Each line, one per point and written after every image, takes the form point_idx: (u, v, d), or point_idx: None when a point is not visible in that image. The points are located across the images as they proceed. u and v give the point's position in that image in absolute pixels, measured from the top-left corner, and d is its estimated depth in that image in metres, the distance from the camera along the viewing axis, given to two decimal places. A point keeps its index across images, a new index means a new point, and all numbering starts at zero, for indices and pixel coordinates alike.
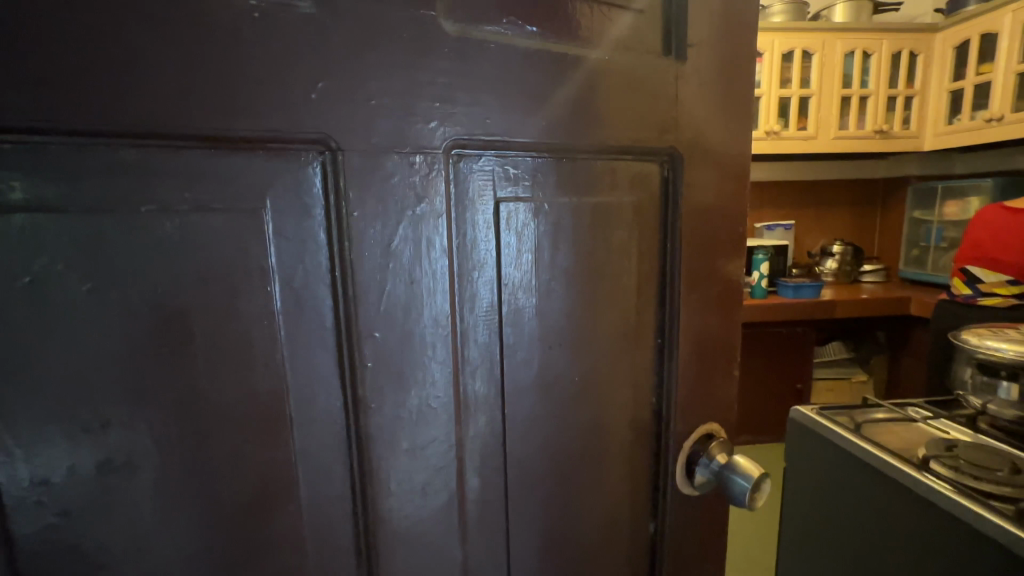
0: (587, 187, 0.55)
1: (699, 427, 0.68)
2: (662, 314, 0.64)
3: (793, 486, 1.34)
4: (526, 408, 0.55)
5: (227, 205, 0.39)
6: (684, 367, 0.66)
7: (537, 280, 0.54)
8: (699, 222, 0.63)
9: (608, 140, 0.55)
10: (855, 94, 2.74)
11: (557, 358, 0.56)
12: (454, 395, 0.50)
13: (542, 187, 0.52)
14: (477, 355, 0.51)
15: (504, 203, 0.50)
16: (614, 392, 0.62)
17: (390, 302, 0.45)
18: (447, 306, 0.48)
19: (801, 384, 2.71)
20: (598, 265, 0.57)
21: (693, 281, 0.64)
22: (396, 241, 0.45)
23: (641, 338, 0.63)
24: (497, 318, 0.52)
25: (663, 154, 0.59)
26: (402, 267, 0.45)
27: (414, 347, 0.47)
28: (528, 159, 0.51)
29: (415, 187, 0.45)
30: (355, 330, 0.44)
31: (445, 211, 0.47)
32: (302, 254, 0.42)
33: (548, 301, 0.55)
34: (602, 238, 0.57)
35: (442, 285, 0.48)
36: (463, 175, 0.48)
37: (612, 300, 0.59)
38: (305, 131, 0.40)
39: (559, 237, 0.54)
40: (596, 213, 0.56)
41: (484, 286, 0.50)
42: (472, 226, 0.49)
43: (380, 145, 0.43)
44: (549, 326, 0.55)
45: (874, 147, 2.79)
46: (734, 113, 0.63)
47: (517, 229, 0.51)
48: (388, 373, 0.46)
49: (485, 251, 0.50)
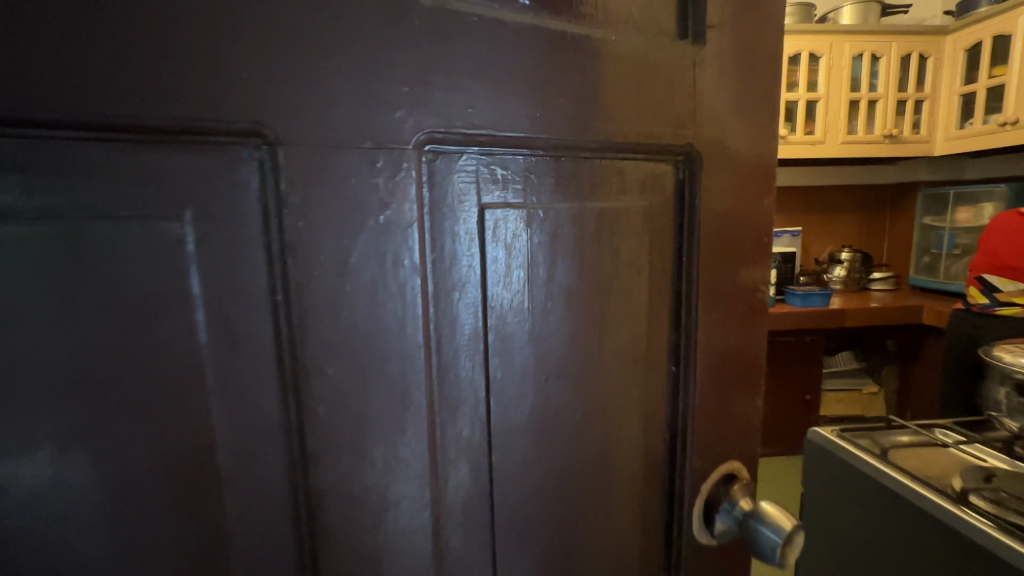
0: (590, 191, 0.47)
1: (721, 466, 0.60)
2: (676, 337, 0.56)
3: (812, 515, 1.24)
4: (518, 451, 0.47)
5: (134, 213, 0.30)
6: (701, 397, 0.57)
7: (530, 301, 0.45)
8: (719, 231, 0.54)
9: (613, 135, 0.46)
10: (863, 98, 2.66)
11: (555, 392, 0.48)
12: (430, 442, 0.41)
13: (537, 191, 0.44)
14: (458, 393, 0.43)
15: (490, 210, 0.42)
16: (621, 427, 0.53)
17: (348, 331, 0.37)
18: (422, 335, 0.40)
19: (811, 395, 2.60)
20: (603, 282, 0.49)
21: (712, 299, 0.56)
22: (354, 257, 0.36)
23: (651, 366, 0.54)
24: (483, 347, 0.43)
25: (677, 153, 0.51)
26: (364, 289, 0.37)
27: (377, 386, 0.38)
28: (519, 158, 0.43)
29: (378, 191, 0.36)
30: (304, 365, 0.36)
31: (416, 218, 0.38)
32: (234, 273, 0.33)
33: (544, 325, 0.46)
34: (609, 251, 0.48)
35: (416, 309, 0.39)
36: (440, 176, 0.39)
37: (619, 322, 0.51)
38: (234, 118, 0.32)
39: (557, 249, 0.45)
40: (601, 221, 0.47)
41: (466, 308, 0.42)
42: (452, 238, 0.40)
43: (335, 136, 0.35)
44: (547, 356, 0.47)
45: (885, 151, 2.70)
46: (759, 107, 0.55)
47: (506, 241, 0.43)
48: (346, 417, 0.38)
49: (466, 268, 0.41)
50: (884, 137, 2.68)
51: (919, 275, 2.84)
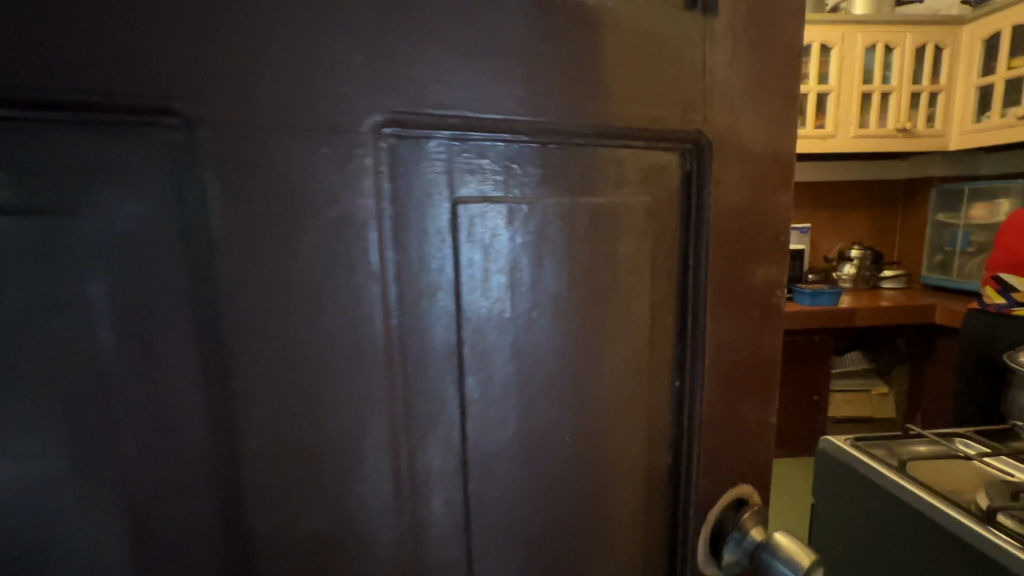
0: (583, 184, 0.40)
1: (729, 490, 0.54)
2: (681, 349, 0.49)
3: (823, 529, 1.18)
4: (499, 481, 0.41)
5: (17, 207, 0.25)
6: (706, 415, 0.51)
7: (513, 311, 0.39)
8: (730, 230, 0.48)
9: (610, 119, 0.40)
10: (876, 91, 2.56)
11: (541, 414, 0.42)
12: (394, 475, 0.36)
13: (521, 183, 0.38)
14: (428, 417, 0.37)
15: (464, 206, 0.36)
16: (619, 450, 0.47)
17: (290, 348, 0.31)
18: (383, 352, 0.34)
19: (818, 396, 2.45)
20: (598, 288, 0.43)
21: (720, 306, 0.49)
22: (297, 261, 0.30)
23: (652, 383, 0.48)
24: (457, 364, 0.37)
25: (684, 140, 0.44)
26: (310, 298, 0.31)
27: (328, 413, 0.33)
28: (499, 145, 0.37)
29: (324, 181, 0.30)
30: (238, 389, 0.30)
31: (373, 214, 0.32)
32: (148, 281, 0.28)
33: (528, 338, 0.40)
34: (605, 252, 0.42)
35: (375, 322, 0.33)
36: (405, 165, 0.33)
37: (616, 334, 0.44)
38: (140, 91, 0.26)
39: (544, 251, 0.39)
40: (596, 219, 0.41)
41: (437, 320, 0.36)
42: (418, 238, 0.34)
43: (270, 115, 0.29)
44: (534, 374, 0.41)
45: (897, 146, 2.62)
46: (776, 89, 0.49)
47: (483, 242, 0.37)
48: (291, 449, 0.32)
49: (436, 274, 0.35)
50: (898, 131, 2.59)
51: (931, 273, 2.75)
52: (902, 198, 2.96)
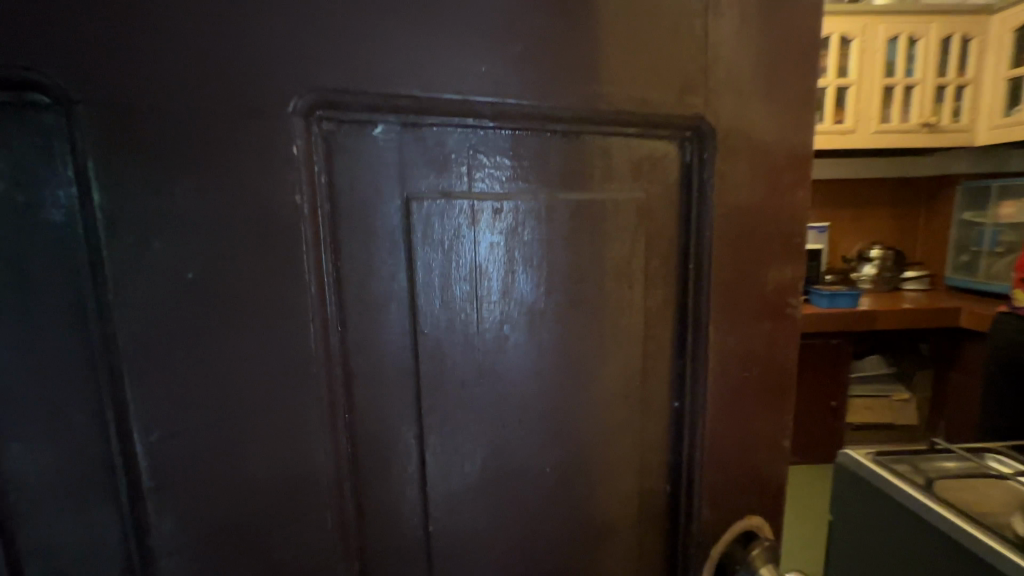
0: (562, 177, 0.35)
1: (738, 523, 0.48)
2: (677, 366, 0.44)
3: (841, 550, 1.10)
4: (468, 519, 0.36)
5: None
6: (711, 442, 0.45)
7: (479, 325, 0.34)
8: (736, 230, 0.42)
9: (596, 101, 0.34)
10: (897, 83, 2.23)
11: (515, 442, 0.37)
12: (338, 521, 0.30)
13: (487, 177, 0.32)
14: (380, 448, 0.32)
15: (418, 203, 0.30)
16: (609, 480, 0.42)
17: (203, 375, 0.26)
18: (323, 377, 0.29)
19: (836, 403, 2.16)
20: (580, 298, 0.37)
21: (725, 317, 0.44)
22: (205, 270, 0.25)
23: (646, 404, 0.43)
24: (414, 386, 0.32)
25: (681, 128, 0.39)
26: (228, 315, 0.26)
27: (251, 451, 0.27)
28: (460, 132, 0.31)
29: (242, 174, 0.25)
30: (138, 428, 0.25)
31: (304, 212, 0.27)
32: (26, 296, 0.23)
33: (498, 356, 0.35)
34: (591, 256, 0.37)
35: (311, 343, 0.28)
36: (345, 157, 0.28)
37: (603, 349, 0.39)
38: (8, 64, 0.21)
39: (515, 255, 0.34)
40: (577, 218, 0.36)
41: (389, 336, 0.31)
42: (364, 242, 0.29)
43: (172, 92, 0.23)
44: (508, 397, 0.35)
45: (925, 142, 2.28)
46: (793, 69, 0.42)
47: (442, 245, 0.32)
48: (209, 495, 0.27)
49: (385, 283, 0.30)
50: (921, 126, 2.26)
51: (957, 274, 2.43)
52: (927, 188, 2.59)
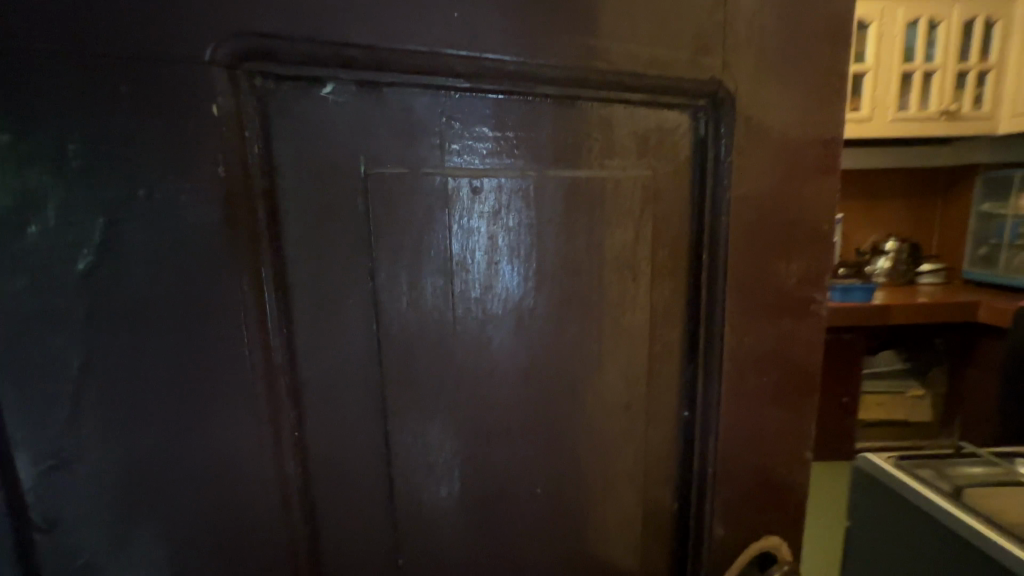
0: (555, 149, 0.29)
1: (753, 543, 0.43)
2: (686, 370, 0.39)
3: (858, 558, 1.04)
4: (447, 551, 0.31)
5: None
6: (724, 455, 0.40)
7: (456, 326, 0.28)
8: (755, 216, 0.37)
9: (590, 57, 0.28)
10: (918, 69, 2.03)
11: (500, 461, 0.31)
12: (290, 560, 0.26)
13: (464, 148, 0.27)
14: (338, 471, 0.27)
15: (381, 181, 0.25)
16: (611, 498, 0.37)
17: (107, 394, 0.20)
18: (263, 390, 0.24)
19: (847, 397, 2.03)
20: (574, 291, 0.32)
21: (740, 317, 0.38)
22: (105, 261, 0.19)
23: (651, 414, 0.37)
24: (377, 400, 0.27)
25: (697, 96, 0.33)
26: (135, 319, 0.20)
27: (173, 487, 0.22)
28: (429, 95, 0.26)
29: (148, 138, 0.20)
30: (27, 461, 0.19)
31: (233, 188, 0.22)
32: None
33: (481, 361, 0.30)
34: (587, 244, 0.31)
35: (247, 348, 0.23)
36: (288, 122, 0.23)
37: (601, 350, 0.34)
38: None
39: (499, 243, 0.29)
40: (570, 201, 0.30)
41: (347, 340, 0.26)
42: (314, 225, 0.24)
43: (45, 27, 0.17)
44: (492, 409, 0.30)
45: (944, 131, 2.08)
46: (823, 26, 0.36)
47: (411, 231, 0.26)
48: (122, 545, 0.21)
49: (341, 276, 0.25)
50: (941, 114, 2.06)
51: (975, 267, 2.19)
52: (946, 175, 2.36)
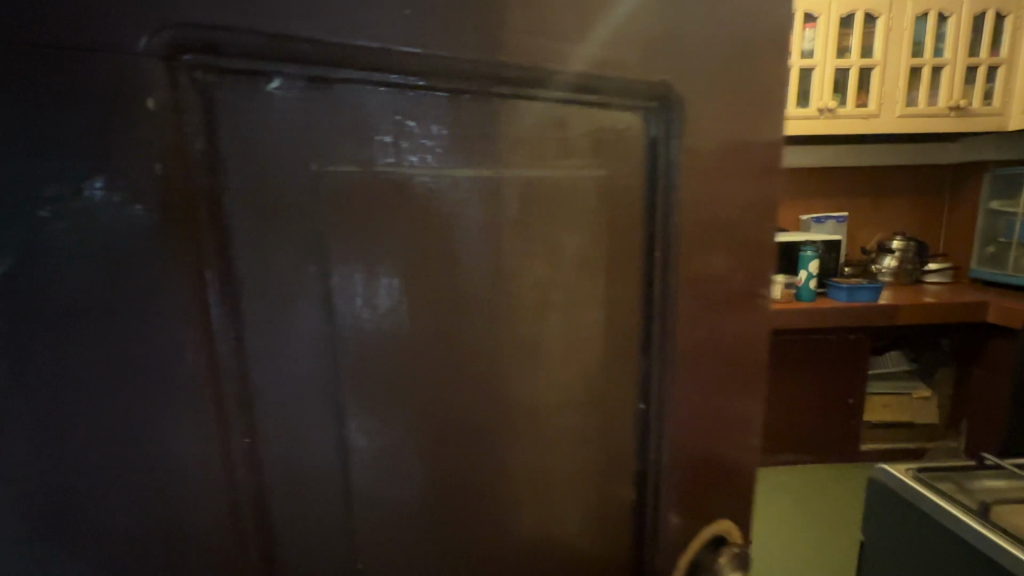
0: (515, 147, 0.29)
1: (705, 529, 0.43)
2: (653, 374, 0.37)
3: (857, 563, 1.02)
4: (405, 554, 0.30)
5: None
6: (687, 453, 0.40)
7: (412, 326, 0.28)
8: (715, 218, 0.36)
9: (540, 57, 0.28)
10: (928, 64, 1.98)
11: (461, 460, 0.31)
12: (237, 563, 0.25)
13: (418, 143, 0.26)
14: (290, 473, 0.26)
15: (330, 177, 0.25)
16: (574, 498, 0.37)
17: (30, 394, 0.20)
18: (207, 392, 0.23)
19: (852, 399, 1.98)
20: (534, 290, 0.31)
21: (703, 317, 0.38)
22: (33, 262, 0.19)
23: (615, 415, 0.37)
24: (326, 401, 0.26)
25: (639, 100, 0.32)
26: (60, 320, 0.20)
27: (105, 486, 0.22)
28: (381, 89, 0.25)
29: (72, 133, 0.19)
30: None
31: (167, 182, 0.21)
32: None
33: (439, 361, 0.29)
34: (547, 243, 0.31)
35: (189, 349, 0.23)
36: (231, 118, 0.22)
37: (562, 349, 0.33)
38: None
39: (457, 241, 0.28)
40: (528, 198, 0.30)
41: (295, 340, 0.25)
42: (261, 223, 0.24)
43: None
44: (454, 408, 0.30)
45: (954, 127, 2.03)
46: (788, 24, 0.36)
47: (364, 230, 0.26)
48: (60, 546, 0.21)
49: (290, 275, 0.25)
50: (950, 110, 2.01)
51: (982, 265, 2.14)
52: (952, 173, 2.32)
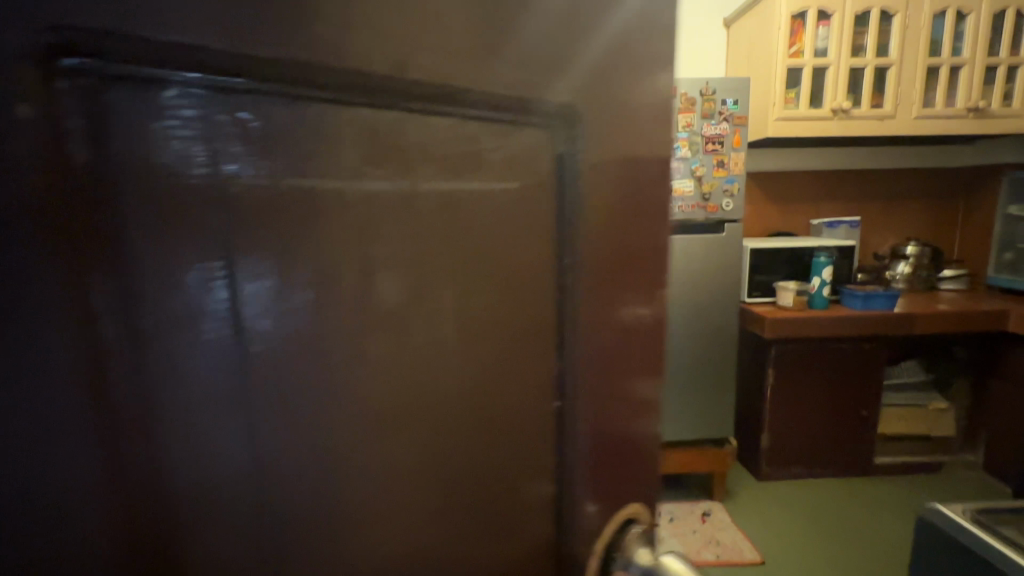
0: (449, 163, 0.25)
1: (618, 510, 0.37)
2: (600, 404, 0.34)
3: None
4: None
5: None
6: (626, 486, 0.37)
7: (343, 362, 0.24)
8: (649, 246, 0.34)
9: (467, 72, 0.24)
10: (945, 63, 1.91)
11: (402, 507, 0.28)
12: None
13: (342, 159, 0.23)
14: (205, 532, 0.23)
15: (236, 197, 0.21)
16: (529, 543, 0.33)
17: None
18: (98, 443, 0.20)
19: (864, 412, 1.93)
20: (482, 320, 0.28)
21: (641, 337, 0.35)
22: None
23: (563, 454, 0.33)
24: (234, 457, 0.23)
25: (569, 117, 0.28)
26: None
27: None
28: (293, 99, 0.21)
29: None
30: None
31: (40, 208, 0.17)
32: None
33: (374, 400, 0.26)
34: (492, 268, 0.28)
35: (73, 396, 0.19)
36: (114, 128, 0.18)
37: (511, 387, 0.30)
38: None
39: (391, 266, 0.25)
40: (469, 219, 0.27)
41: (199, 385, 0.21)
42: (159, 249, 0.20)
43: None
44: (378, 455, 0.26)
45: (974, 129, 1.96)
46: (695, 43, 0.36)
47: (281, 254, 0.22)
48: None
49: (196, 309, 0.21)
50: (969, 110, 1.94)
51: (999, 272, 2.06)
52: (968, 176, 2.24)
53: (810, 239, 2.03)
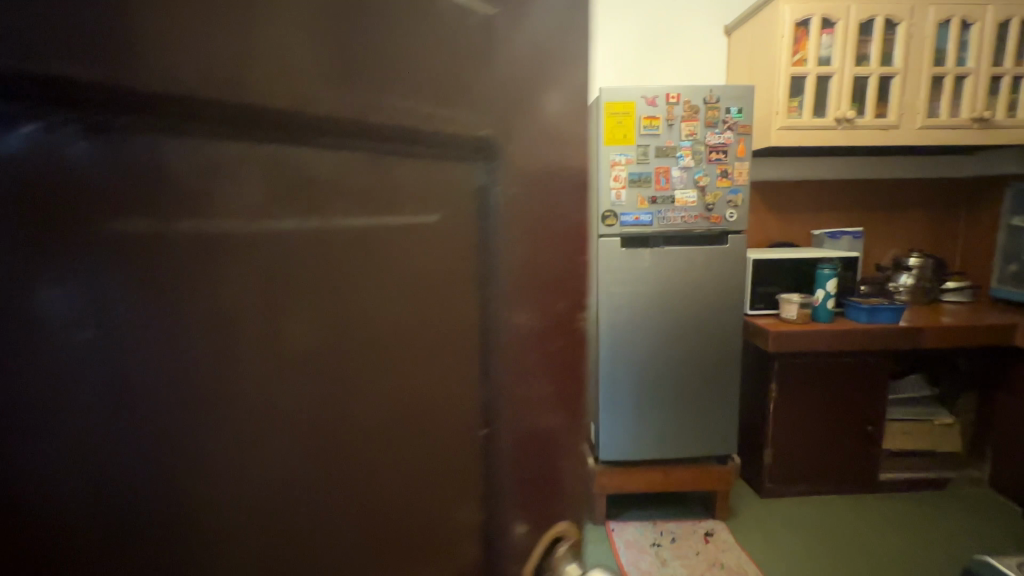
0: (355, 198, 0.24)
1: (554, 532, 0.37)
2: (528, 433, 0.33)
3: None
4: None
5: None
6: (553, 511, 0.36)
7: (247, 417, 0.22)
8: (562, 272, 0.34)
9: (367, 108, 0.23)
10: (950, 73, 1.89)
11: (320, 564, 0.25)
12: None
13: (238, 195, 0.21)
14: None
15: (115, 237, 0.18)
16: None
17: None
18: None
19: (871, 427, 1.89)
20: (397, 357, 0.27)
21: (558, 365, 0.34)
22: None
23: (491, 489, 0.32)
24: (123, 546, 0.20)
25: (475, 151, 0.28)
26: None
27: None
28: (176, 129, 0.19)
29: None
30: None
31: None
32: None
33: (284, 454, 0.23)
34: (406, 302, 0.27)
35: None
36: None
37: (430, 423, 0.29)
38: None
39: (298, 308, 0.23)
40: (379, 254, 0.25)
41: (77, 465, 0.19)
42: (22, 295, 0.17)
43: None
44: (292, 518, 0.24)
45: (980, 138, 1.93)
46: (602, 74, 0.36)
47: (171, 299, 0.20)
48: None
49: (68, 364, 0.18)
50: (974, 120, 1.91)
51: (1004, 284, 2.02)
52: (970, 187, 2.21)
53: (810, 250, 2.00)
